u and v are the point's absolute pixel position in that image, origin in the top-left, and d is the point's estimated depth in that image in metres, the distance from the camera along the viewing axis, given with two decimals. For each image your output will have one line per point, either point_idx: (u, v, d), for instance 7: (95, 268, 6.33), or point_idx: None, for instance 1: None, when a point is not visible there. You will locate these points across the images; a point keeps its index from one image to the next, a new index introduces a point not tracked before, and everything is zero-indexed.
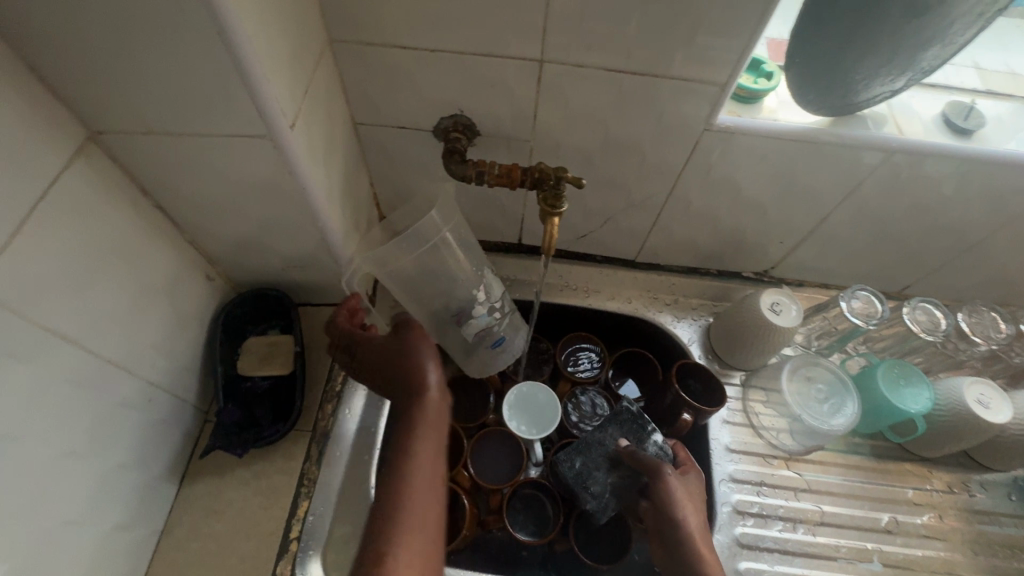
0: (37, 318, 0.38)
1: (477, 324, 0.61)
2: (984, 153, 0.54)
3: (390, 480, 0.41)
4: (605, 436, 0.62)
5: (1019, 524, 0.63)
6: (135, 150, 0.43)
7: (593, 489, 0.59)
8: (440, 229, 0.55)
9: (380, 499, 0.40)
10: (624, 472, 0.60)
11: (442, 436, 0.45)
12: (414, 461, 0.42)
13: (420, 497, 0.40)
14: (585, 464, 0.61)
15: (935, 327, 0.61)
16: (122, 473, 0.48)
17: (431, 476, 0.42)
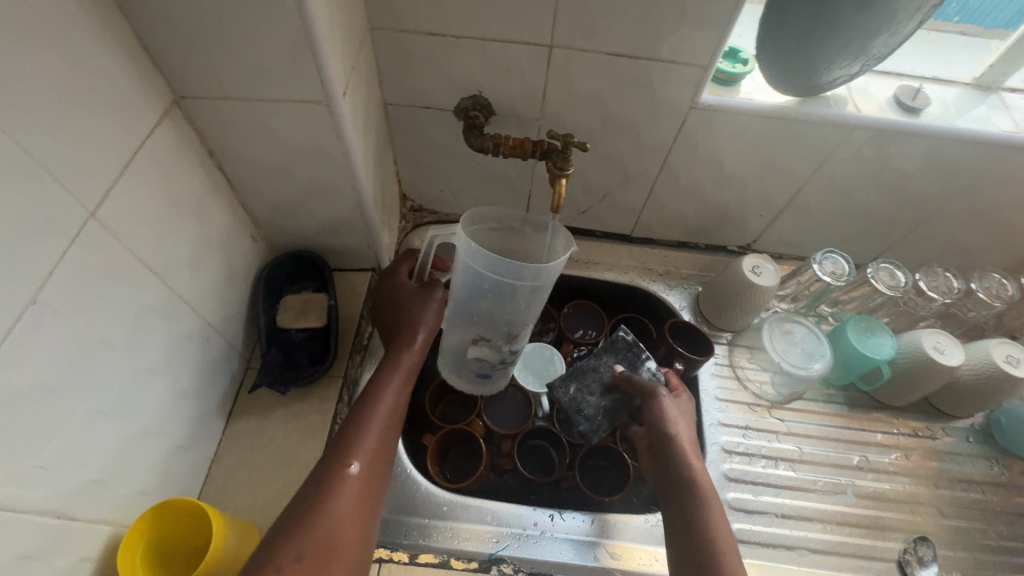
0: (132, 248, 0.45)
1: (486, 352, 0.62)
2: (930, 128, 0.63)
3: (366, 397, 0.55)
4: (601, 364, 0.68)
5: (976, 462, 0.71)
6: (209, 114, 0.50)
7: (586, 412, 0.66)
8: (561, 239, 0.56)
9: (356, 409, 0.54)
10: (617, 396, 0.67)
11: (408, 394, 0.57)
12: (382, 398, 0.54)
13: (380, 419, 0.53)
14: (579, 390, 0.67)
15: (897, 284, 0.69)
16: (185, 400, 0.54)
17: (393, 411, 0.55)
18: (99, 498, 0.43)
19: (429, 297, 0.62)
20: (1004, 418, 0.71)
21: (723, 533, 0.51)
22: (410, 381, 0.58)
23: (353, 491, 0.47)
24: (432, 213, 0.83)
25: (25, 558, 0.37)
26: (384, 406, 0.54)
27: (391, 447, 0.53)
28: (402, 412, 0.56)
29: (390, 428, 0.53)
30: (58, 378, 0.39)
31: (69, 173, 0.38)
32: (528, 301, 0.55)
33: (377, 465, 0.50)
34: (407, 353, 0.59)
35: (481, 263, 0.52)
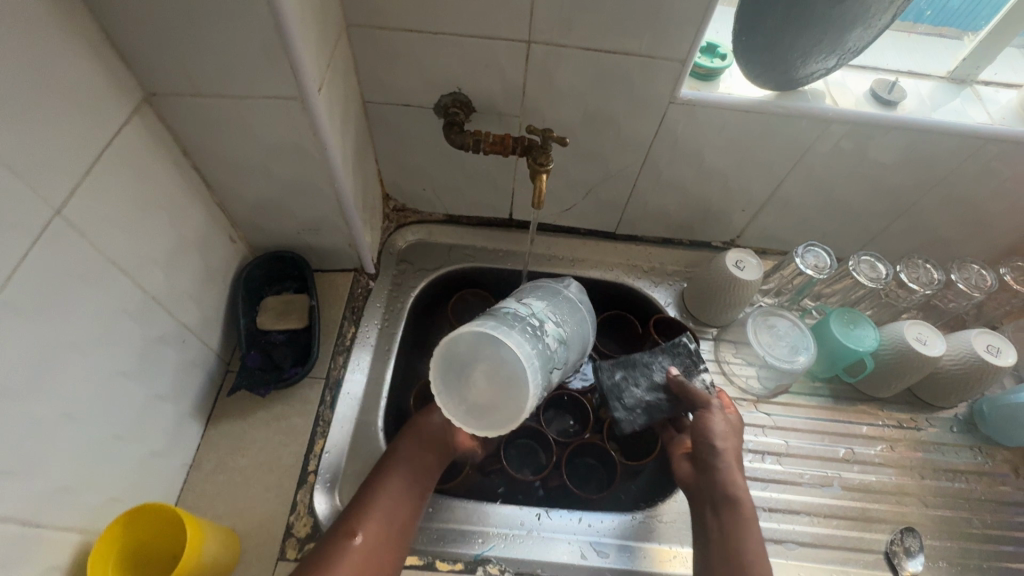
0: (102, 248, 0.44)
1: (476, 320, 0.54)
2: (907, 120, 0.63)
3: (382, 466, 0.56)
4: (654, 361, 0.66)
5: (960, 452, 0.71)
6: (183, 111, 0.49)
7: (624, 401, 0.64)
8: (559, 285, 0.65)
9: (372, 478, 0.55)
10: (664, 397, 0.63)
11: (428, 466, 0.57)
12: (398, 468, 0.55)
13: (390, 491, 0.54)
14: (625, 378, 0.65)
15: (877, 276, 0.70)
16: (161, 403, 0.53)
17: (409, 484, 0.55)
18: (67, 504, 0.42)
19: None
20: (986, 407, 0.71)
21: (762, 560, 0.50)
22: (433, 453, 0.58)
23: (353, 563, 0.48)
24: (415, 213, 0.83)
25: None
26: (402, 475, 0.55)
27: (403, 521, 0.53)
28: (420, 484, 0.56)
29: (403, 502, 0.54)
30: (22, 380, 0.37)
31: (31, 170, 0.37)
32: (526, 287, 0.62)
33: (384, 539, 0.51)
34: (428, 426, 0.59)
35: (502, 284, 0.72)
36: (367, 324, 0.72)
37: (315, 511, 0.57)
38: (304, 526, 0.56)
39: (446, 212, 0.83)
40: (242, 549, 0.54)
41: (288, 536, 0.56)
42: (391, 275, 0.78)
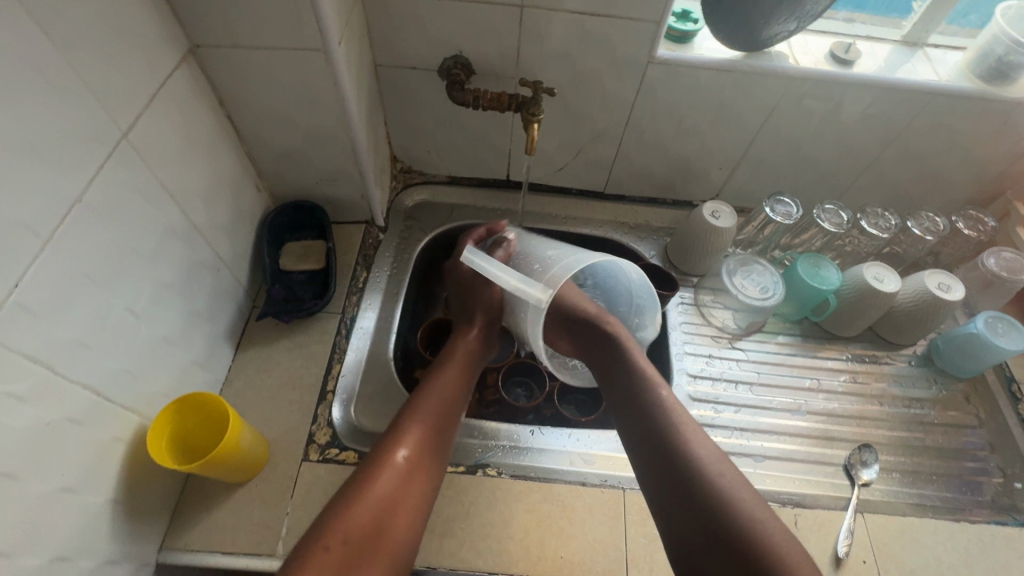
0: (156, 173, 0.52)
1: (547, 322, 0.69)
2: (862, 77, 0.70)
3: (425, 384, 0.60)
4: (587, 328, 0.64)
5: (916, 383, 0.79)
6: (221, 62, 0.57)
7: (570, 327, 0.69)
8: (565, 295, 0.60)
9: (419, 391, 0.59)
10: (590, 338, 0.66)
11: (459, 384, 0.61)
12: (438, 390, 0.59)
13: (430, 411, 0.57)
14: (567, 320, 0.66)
15: (840, 223, 0.77)
16: (199, 320, 0.60)
17: (447, 408, 0.58)
18: (129, 387, 0.50)
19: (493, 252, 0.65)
20: (941, 343, 0.78)
21: (748, 499, 0.48)
22: (465, 378, 0.62)
23: (396, 476, 0.51)
24: (420, 174, 0.90)
25: (70, 421, 0.43)
26: (441, 393, 0.59)
27: (443, 435, 0.57)
28: (455, 409, 0.59)
29: (446, 414, 0.58)
30: (96, 271, 0.45)
31: (105, 95, 0.44)
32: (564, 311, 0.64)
33: (424, 455, 0.53)
34: (463, 348, 0.65)
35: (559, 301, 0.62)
36: (378, 269, 0.79)
37: (333, 422, 0.65)
38: (324, 435, 0.63)
39: (448, 173, 0.90)
40: (270, 451, 0.61)
41: (310, 442, 0.63)
42: (399, 229, 0.85)
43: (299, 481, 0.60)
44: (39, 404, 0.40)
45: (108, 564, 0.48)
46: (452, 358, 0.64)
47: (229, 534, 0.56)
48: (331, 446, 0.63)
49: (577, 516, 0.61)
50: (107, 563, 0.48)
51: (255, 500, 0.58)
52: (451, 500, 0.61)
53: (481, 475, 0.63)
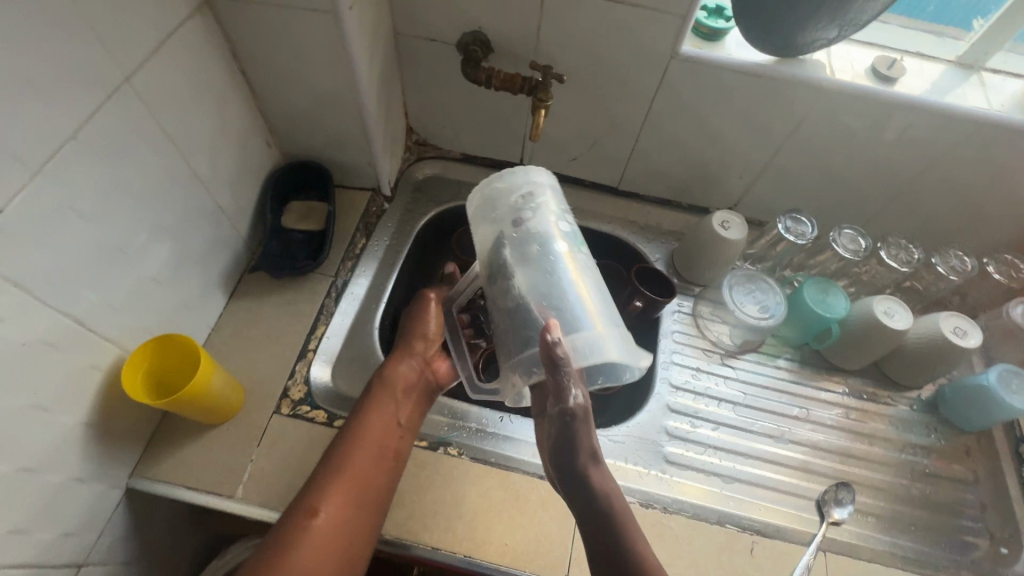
0: (159, 119, 0.53)
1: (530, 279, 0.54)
2: (901, 96, 0.65)
3: (362, 409, 0.61)
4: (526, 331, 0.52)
5: (915, 428, 0.74)
6: (235, 15, 0.58)
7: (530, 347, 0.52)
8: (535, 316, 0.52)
9: (349, 423, 0.60)
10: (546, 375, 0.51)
11: (404, 409, 0.62)
12: (366, 434, 0.58)
13: (358, 462, 0.56)
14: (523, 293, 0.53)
15: (858, 249, 0.72)
16: (193, 266, 0.63)
17: (382, 454, 0.58)
18: (114, 321, 0.52)
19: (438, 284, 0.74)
20: (948, 392, 0.74)
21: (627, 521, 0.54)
22: (404, 408, 0.62)
23: (316, 543, 0.51)
24: (435, 148, 0.90)
25: (48, 345, 0.46)
26: (376, 422, 0.59)
27: (380, 467, 0.57)
28: (391, 448, 0.59)
29: (383, 448, 0.58)
30: (86, 207, 0.47)
31: (110, 38, 0.46)
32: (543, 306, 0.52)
33: (348, 510, 0.54)
34: (403, 378, 0.64)
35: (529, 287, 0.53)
36: (377, 238, 0.80)
37: (309, 380, 0.67)
38: (298, 391, 0.66)
39: (462, 150, 0.90)
40: (244, 399, 0.64)
41: (284, 396, 0.65)
42: (405, 201, 0.86)
43: (267, 432, 0.62)
44: (15, 325, 0.42)
45: (77, 482, 0.52)
46: (383, 388, 0.62)
47: (194, 471, 0.59)
48: (303, 403, 0.65)
49: (528, 507, 0.61)
50: (76, 480, 0.52)
51: (223, 444, 0.61)
52: (407, 472, 0.62)
53: (442, 453, 0.64)
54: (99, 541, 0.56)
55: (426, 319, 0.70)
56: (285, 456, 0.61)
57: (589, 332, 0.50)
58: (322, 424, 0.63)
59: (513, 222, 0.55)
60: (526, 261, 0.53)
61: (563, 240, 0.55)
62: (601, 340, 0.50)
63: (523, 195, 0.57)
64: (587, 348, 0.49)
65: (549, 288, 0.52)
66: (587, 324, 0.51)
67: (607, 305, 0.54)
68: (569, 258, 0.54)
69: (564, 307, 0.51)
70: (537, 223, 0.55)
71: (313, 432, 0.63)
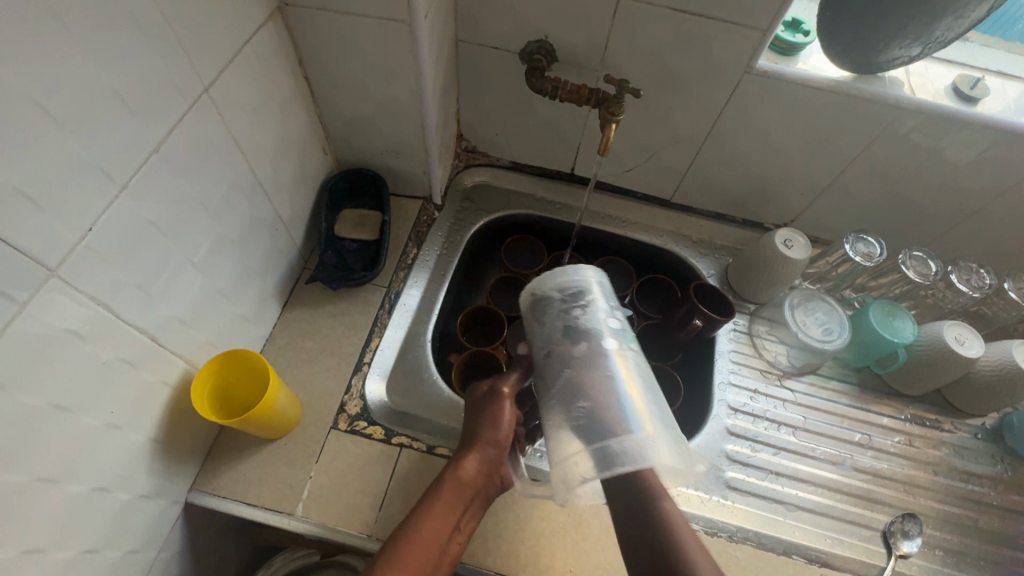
0: (231, 129, 0.52)
1: (589, 359, 0.52)
2: (985, 117, 0.63)
3: (422, 512, 0.50)
4: (580, 410, 0.49)
5: (979, 457, 0.72)
6: (307, 22, 0.56)
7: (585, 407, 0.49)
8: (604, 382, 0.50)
9: (403, 529, 0.49)
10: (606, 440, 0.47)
11: (467, 518, 0.53)
12: (427, 536, 0.48)
13: (416, 560, 0.47)
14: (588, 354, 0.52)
15: (926, 272, 0.71)
16: (252, 276, 0.61)
17: (433, 564, 0.48)
18: (182, 335, 0.51)
19: (497, 390, 0.57)
20: (1016, 419, 0.72)
21: None
22: (463, 512, 0.53)
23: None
24: (484, 156, 0.88)
25: (124, 362, 0.44)
26: (435, 530, 0.49)
27: None
28: (447, 559, 0.50)
29: (439, 565, 0.48)
30: (162, 220, 0.45)
31: (193, 47, 0.44)
32: (607, 391, 0.50)
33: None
34: (471, 487, 0.53)
35: (598, 367, 0.51)
36: (428, 248, 0.79)
37: (365, 395, 0.65)
38: (355, 406, 0.64)
39: (512, 158, 0.88)
40: (301, 413, 0.63)
41: (341, 411, 0.64)
42: (454, 209, 0.84)
43: (326, 448, 0.61)
44: (96, 342, 0.41)
45: (142, 498, 0.51)
46: (451, 487, 0.52)
47: (254, 487, 0.58)
48: (360, 419, 0.63)
49: (592, 533, 0.59)
50: (142, 497, 0.50)
51: (281, 459, 0.60)
52: None
53: None
54: (159, 557, 0.55)
55: (499, 420, 0.56)
56: (345, 474, 0.60)
57: (640, 436, 0.46)
58: (380, 441, 0.62)
59: (569, 319, 0.54)
60: (589, 330, 0.53)
61: (611, 338, 0.53)
62: (652, 445, 0.46)
63: (569, 295, 0.56)
64: (640, 452, 0.45)
65: (606, 388, 0.50)
66: (638, 427, 0.47)
67: (663, 414, 0.50)
68: (618, 361, 0.52)
69: (618, 399, 0.49)
70: (595, 315, 0.54)
71: (372, 449, 0.62)
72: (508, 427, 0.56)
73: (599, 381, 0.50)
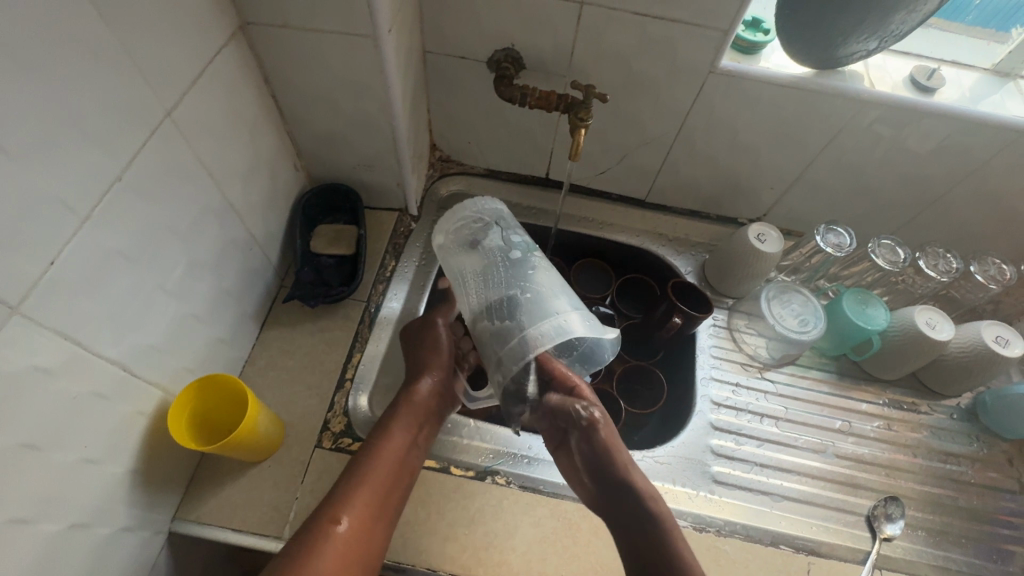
0: (198, 153, 0.51)
1: (488, 276, 0.59)
2: (942, 107, 0.65)
3: (382, 424, 0.59)
4: (504, 305, 0.56)
5: (956, 437, 0.74)
6: (269, 40, 0.56)
7: (502, 308, 0.56)
8: (520, 284, 0.57)
9: (369, 439, 0.58)
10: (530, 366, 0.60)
11: (427, 429, 0.61)
12: (386, 449, 0.56)
13: (382, 472, 0.55)
14: (503, 275, 0.58)
15: (896, 259, 0.72)
16: (228, 299, 0.61)
17: (394, 465, 0.56)
18: (157, 363, 0.50)
19: (433, 322, 0.67)
20: (989, 399, 0.74)
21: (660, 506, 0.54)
22: (420, 429, 0.61)
23: (335, 553, 0.49)
24: (458, 165, 0.89)
25: (96, 395, 0.44)
26: (397, 441, 0.58)
27: (393, 496, 0.55)
28: (407, 467, 0.58)
29: (402, 470, 0.57)
30: (130, 250, 0.45)
31: (153, 72, 0.44)
32: (510, 298, 0.56)
33: (367, 523, 0.52)
34: (425, 398, 0.62)
35: (508, 280, 0.58)
36: (406, 260, 0.79)
37: (348, 411, 0.65)
38: (339, 424, 0.64)
39: (486, 165, 0.88)
40: (285, 434, 0.62)
41: (325, 430, 0.63)
42: (431, 219, 0.84)
43: (311, 468, 0.60)
44: (65, 378, 0.41)
45: (124, 531, 0.50)
46: (407, 407, 0.61)
47: (240, 512, 0.58)
48: (345, 436, 0.63)
49: (582, 536, 0.60)
50: (123, 530, 0.50)
51: (266, 482, 0.59)
52: (456, 504, 0.60)
53: (490, 482, 0.62)
54: None
55: (437, 345, 0.66)
56: (332, 493, 0.59)
57: (555, 316, 0.55)
58: None
59: (479, 242, 0.62)
60: (492, 245, 0.61)
61: (518, 249, 0.61)
62: (566, 320, 0.55)
63: (480, 219, 0.64)
64: (551, 332, 0.54)
65: (517, 281, 0.58)
66: (553, 309, 0.56)
67: (568, 294, 0.59)
68: (533, 264, 0.60)
69: (533, 297, 0.56)
70: (490, 237, 0.62)
71: None
72: (445, 343, 0.66)
73: (512, 261, 0.59)
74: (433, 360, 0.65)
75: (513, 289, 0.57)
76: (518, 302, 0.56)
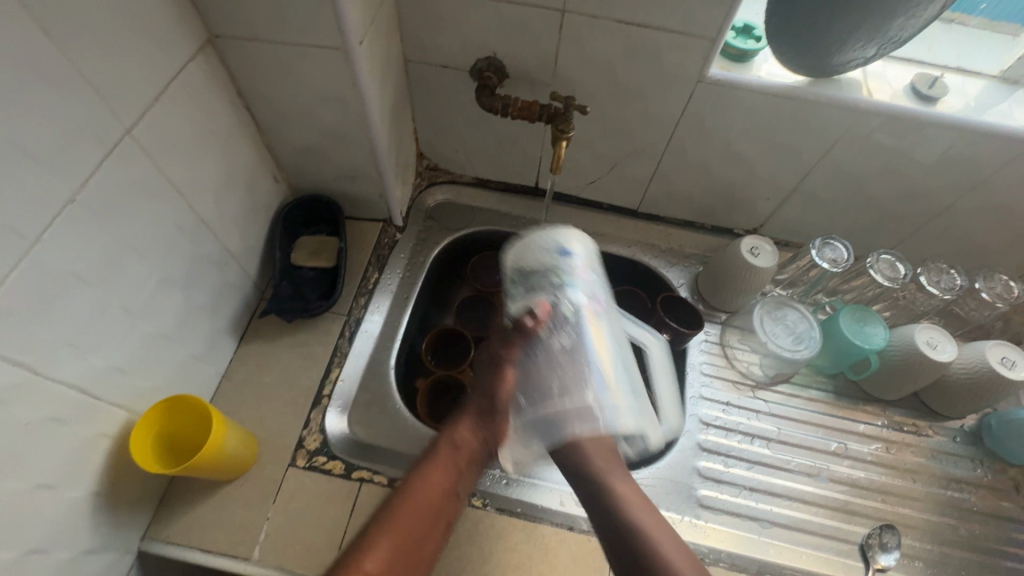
0: (163, 170, 0.50)
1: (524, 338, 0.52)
2: (944, 117, 0.62)
3: (427, 455, 0.47)
4: (554, 390, 0.49)
5: (959, 462, 0.71)
6: (240, 53, 0.55)
7: (543, 396, 0.49)
8: (580, 366, 0.50)
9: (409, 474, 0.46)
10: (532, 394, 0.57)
11: (472, 472, 0.48)
12: (422, 486, 0.45)
13: (417, 519, 0.43)
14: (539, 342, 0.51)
15: (895, 276, 0.69)
16: (201, 314, 0.60)
17: (443, 506, 0.45)
18: (120, 384, 0.50)
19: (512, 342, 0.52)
20: (995, 422, 0.71)
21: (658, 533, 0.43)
22: (463, 474, 0.47)
23: None
24: (446, 173, 0.87)
25: (52, 420, 0.43)
26: (437, 480, 0.45)
27: (423, 550, 0.42)
28: (445, 516, 0.44)
29: (440, 517, 0.44)
30: (87, 271, 0.44)
31: (109, 91, 0.43)
32: (540, 377, 0.50)
33: None
34: (472, 439, 0.49)
35: (565, 369, 0.50)
36: (390, 272, 0.77)
37: (324, 428, 0.64)
38: (313, 441, 0.63)
39: (475, 174, 0.86)
40: (258, 452, 0.61)
41: (299, 448, 0.62)
42: (417, 229, 0.82)
43: (284, 487, 0.59)
44: (15, 404, 0.40)
45: (87, 554, 0.49)
46: (453, 445, 0.48)
47: (209, 532, 0.57)
48: (319, 454, 0.62)
49: (558, 562, 0.58)
50: (85, 553, 0.49)
51: (238, 502, 0.58)
52: None
53: (466, 505, 0.61)
54: None
55: (499, 386, 0.50)
56: (303, 514, 0.58)
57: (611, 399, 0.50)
58: (340, 477, 0.60)
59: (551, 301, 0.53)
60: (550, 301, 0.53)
61: (584, 296, 0.54)
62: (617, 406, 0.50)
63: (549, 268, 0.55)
64: (605, 416, 0.49)
65: (576, 356, 0.51)
66: (602, 386, 0.50)
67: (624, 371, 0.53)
68: (588, 321, 0.53)
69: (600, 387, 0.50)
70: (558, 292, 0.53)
71: (332, 485, 0.60)
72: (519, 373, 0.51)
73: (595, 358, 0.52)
74: (503, 392, 0.50)
75: (542, 370, 0.50)
76: (562, 385, 0.49)
